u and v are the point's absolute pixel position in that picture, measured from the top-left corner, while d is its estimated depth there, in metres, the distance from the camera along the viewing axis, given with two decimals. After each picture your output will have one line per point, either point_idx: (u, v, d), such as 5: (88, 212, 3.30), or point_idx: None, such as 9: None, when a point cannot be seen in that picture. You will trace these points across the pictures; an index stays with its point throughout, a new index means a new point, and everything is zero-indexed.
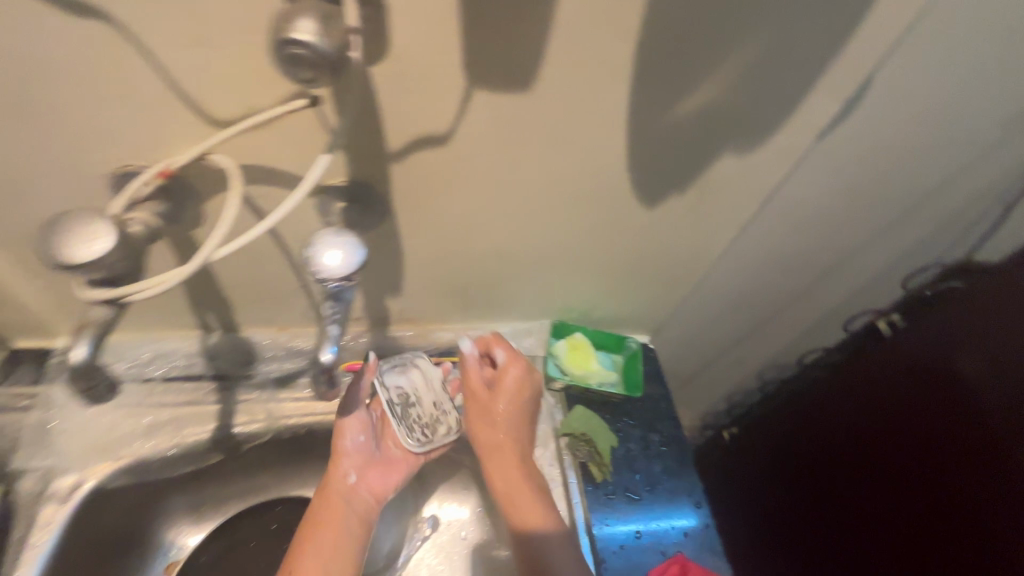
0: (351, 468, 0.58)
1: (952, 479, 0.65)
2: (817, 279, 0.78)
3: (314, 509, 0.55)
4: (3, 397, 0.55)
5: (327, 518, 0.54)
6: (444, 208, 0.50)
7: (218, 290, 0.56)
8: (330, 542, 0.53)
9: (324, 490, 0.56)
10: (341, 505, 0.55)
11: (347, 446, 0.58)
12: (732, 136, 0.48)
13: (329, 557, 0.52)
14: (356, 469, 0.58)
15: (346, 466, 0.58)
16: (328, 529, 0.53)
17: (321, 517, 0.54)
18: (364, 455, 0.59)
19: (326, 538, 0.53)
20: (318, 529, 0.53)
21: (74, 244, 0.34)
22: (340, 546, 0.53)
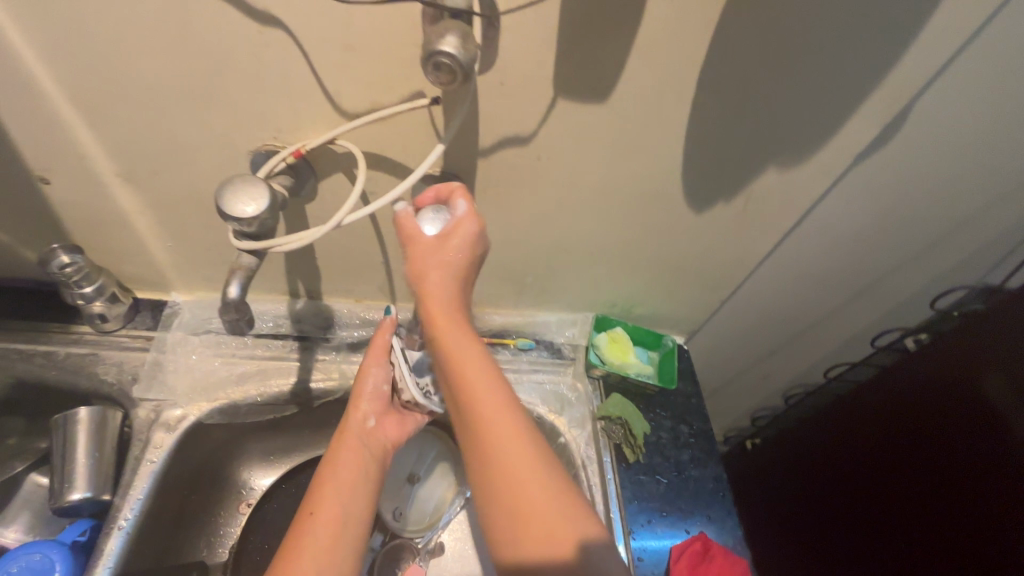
0: (368, 414, 0.59)
1: (970, 504, 0.68)
2: (848, 297, 0.82)
3: (332, 451, 0.55)
4: (126, 337, 0.65)
5: (345, 458, 0.54)
6: (516, 200, 0.57)
7: (312, 260, 0.64)
8: (348, 482, 0.53)
9: (344, 433, 0.57)
10: (356, 448, 0.56)
11: (367, 391, 0.60)
12: (776, 152, 0.55)
13: (345, 498, 0.52)
14: (374, 415, 0.59)
15: (363, 411, 0.59)
16: (347, 470, 0.54)
17: (339, 457, 0.54)
18: (382, 402, 0.60)
19: (343, 478, 0.53)
20: (336, 470, 0.53)
21: (241, 202, 0.42)
22: (358, 487, 0.53)
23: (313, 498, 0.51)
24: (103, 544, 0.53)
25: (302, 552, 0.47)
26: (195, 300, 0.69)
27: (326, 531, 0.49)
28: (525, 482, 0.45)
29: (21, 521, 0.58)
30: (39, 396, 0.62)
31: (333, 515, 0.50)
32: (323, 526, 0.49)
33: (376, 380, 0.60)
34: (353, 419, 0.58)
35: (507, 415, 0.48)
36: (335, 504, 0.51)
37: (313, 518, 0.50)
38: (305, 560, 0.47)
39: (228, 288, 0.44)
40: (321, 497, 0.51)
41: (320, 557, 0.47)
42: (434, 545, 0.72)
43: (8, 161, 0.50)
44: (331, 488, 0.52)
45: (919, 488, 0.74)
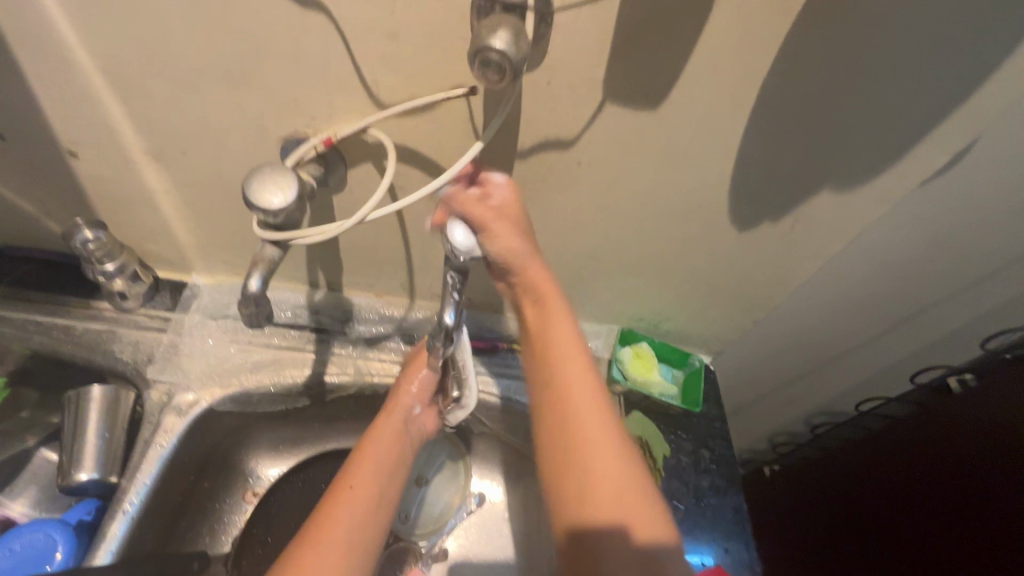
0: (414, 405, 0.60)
1: (993, 553, 0.65)
2: (887, 327, 0.78)
3: (374, 433, 0.57)
4: (144, 316, 0.64)
5: (387, 440, 0.56)
6: (551, 206, 0.55)
7: (335, 252, 0.62)
8: (386, 464, 0.54)
9: (388, 417, 0.58)
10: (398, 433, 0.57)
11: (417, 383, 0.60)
12: (831, 173, 0.51)
13: (381, 479, 0.53)
14: (419, 407, 0.60)
15: (410, 400, 0.60)
16: (387, 453, 0.55)
17: (381, 439, 0.56)
18: (428, 394, 0.61)
19: (383, 461, 0.54)
20: (377, 451, 0.55)
21: (268, 192, 0.40)
22: (394, 470, 0.55)
23: (352, 472, 0.52)
24: (107, 528, 0.52)
25: (337, 519, 0.48)
26: (215, 283, 0.68)
27: (362, 504, 0.50)
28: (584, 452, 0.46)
29: (28, 495, 0.58)
30: (55, 370, 0.61)
31: (369, 492, 0.51)
32: (359, 500, 0.50)
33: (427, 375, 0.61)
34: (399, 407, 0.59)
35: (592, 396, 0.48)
36: (374, 483, 0.52)
37: (351, 491, 0.51)
38: (339, 529, 0.47)
39: (250, 281, 0.42)
40: (361, 471, 0.52)
41: (352, 528, 0.48)
42: (437, 551, 0.70)
43: (38, 133, 0.49)
44: (371, 467, 0.53)
45: (942, 532, 0.71)
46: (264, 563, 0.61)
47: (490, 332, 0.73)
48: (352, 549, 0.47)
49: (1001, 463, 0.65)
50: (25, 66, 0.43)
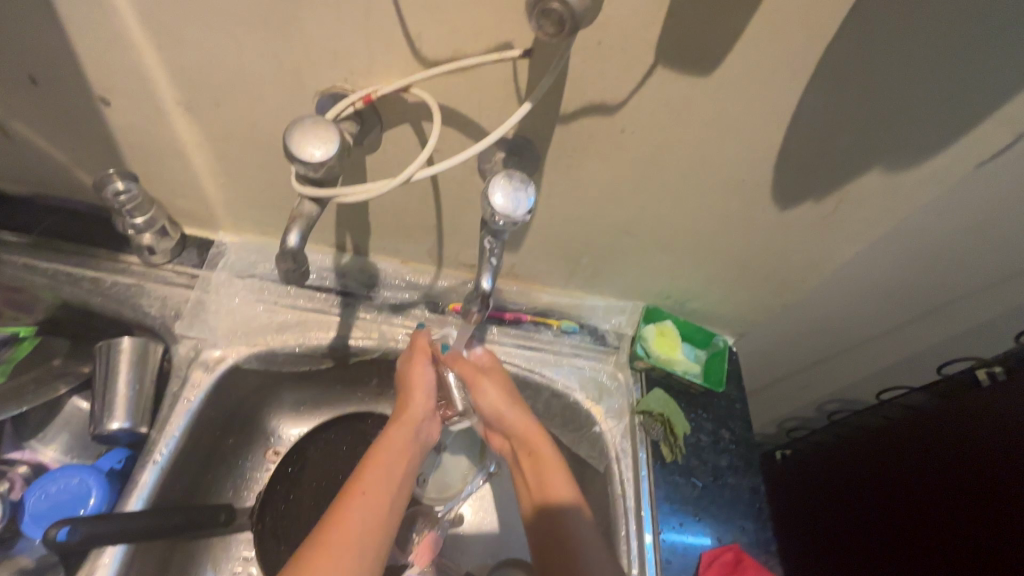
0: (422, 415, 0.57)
1: (1005, 535, 0.64)
2: (916, 315, 0.77)
3: (385, 437, 0.53)
4: (171, 272, 0.64)
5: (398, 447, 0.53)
6: (588, 175, 0.54)
7: (363, 216, 0.61)
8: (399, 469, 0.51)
9: (398, 425, 0.55)
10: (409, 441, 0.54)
11: (421, 391, 0.58)
12: (882, 151, 0.50)
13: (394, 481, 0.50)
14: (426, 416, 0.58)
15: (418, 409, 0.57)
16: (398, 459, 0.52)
17: (391, 445, 0.52)
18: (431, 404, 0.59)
19: (397, 467, 0.51)
20: (389, 455, 0.51)
21: (309, 145, 0.39)
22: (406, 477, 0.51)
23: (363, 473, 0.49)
24: (138, 477, 0.53)
25: (351, 520, 0.45)
26: (242, 243, 0.67)
27: (373, 511, 0.47)
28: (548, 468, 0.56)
29: (59, 442, 0.59)
30: (84, 321, 0.62)
31: (381, 493, 0.48)
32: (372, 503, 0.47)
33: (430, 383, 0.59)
34: (408, 416, 0.56)
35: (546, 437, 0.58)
36: (385, 489, 0.48)
37: (364, 495, 0.47)
38: (355, 532, 0.44)
39: (287, 236, 0.42)
40: (375, 474, 0.49)
41: (366, 535, 0.45)
42: (453, 515, 0.71)
43: (71, 78, 0.48)
44: (383, 472, 0.50)
45: (957, 519, 0.70)
46: (286, 519, 0.63)
47: (514, 304, 0.73)
48: (365, 550, 0.44)
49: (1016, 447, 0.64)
50: (60, 6, 0.42)
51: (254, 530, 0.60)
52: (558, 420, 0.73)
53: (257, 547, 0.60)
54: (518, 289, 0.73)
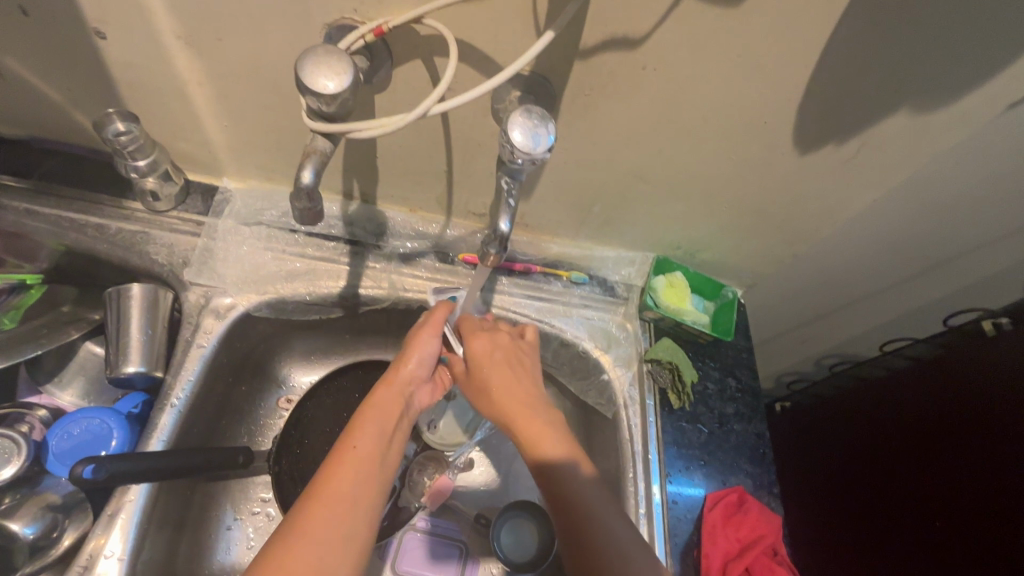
0: (416, 377, 0.56)
1: (1004, 469, 0.67)
2: (927, 267, 0.77)
3: (377, 396, 0.52)
4: (176, 219, 0.63)
5: (389, 405, 0.52)
6: (607, 118, 0.52)
7: (371, 161, 0.59)
8: (391, 429, 0.50)
9: (391, 384, 0.53)
10: (403, 403, 0.53)
11: (420, 354, 0.56)
12: (912, 92, 0.48)
13: (387, 443, 0.49)
14: (420, 378, 0.56)
15: (413, 371, 0.55)
16: (389, 420, 0.51)
17: (382, 406, 0.51)
18: (427, 369, 0.57)
19: (388, 427, 0.50)
20: (381, 415, 0.50)
21: (322, 77, 0.37)
22: (398, 438, 0.50)
23: (355, 432, 0.48)
24: (157, 419, 0.54)
25: (343, 478, 0.45)
26: (246, 189, 0.66)
27: (367, 465, 0.46)
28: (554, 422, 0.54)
29: (76, 387, 0.59)
30: (91, 268, 0.61)
31: (374, 455, 0.47)
32: (366, 459, 0.46)
33: (431, 348, 0.56)
34: (402, 376, 0.54)
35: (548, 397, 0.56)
36: (379, 444, 0.48)
37: (356, 450, 0.47)
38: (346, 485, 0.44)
39: (301, 173, 0.40)
40: (367, 432, 0.48)
41: (359, 488, 0.45)
42: (463, 462, 0.73)
43: (62, 8, 0.45)
44: (376, 427, 0.49)
45: (958, 464, 0.73)
46: (301, 462, 0.64)
47: (524, 255, 0.72)
48: (359, 509, 0.44)
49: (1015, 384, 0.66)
50: None
51: (271, 472, 0.62)
52: (566, 369, 0.74)
53: (274, 487, 0.61)
54: (527, 239, 0.72)
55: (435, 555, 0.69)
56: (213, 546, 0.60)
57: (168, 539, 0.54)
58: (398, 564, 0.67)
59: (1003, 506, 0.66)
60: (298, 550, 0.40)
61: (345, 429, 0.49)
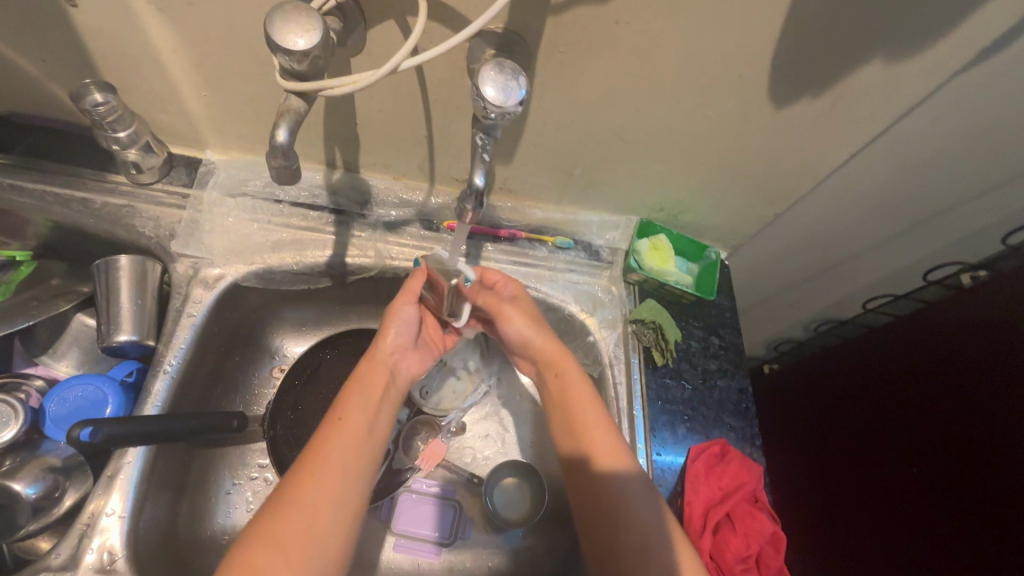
0: (398, 346, 0.58)
1: (990, 417, 0.68)
2: (908, 225, 0.78)
3: (362, 372, 0.54)
4: (162, 192, 0.64)
5: (371, 376, 0.54)
6: (583, 75, 0.52)
7: (351, 129, 0.60)
8: (375, 401, 0.52)
9: (375, 358, 0.56)
10: (387, 376, 0.55)
11: (398, 324, 0.57)
12: (882, 42, 0.49)
13: (371, 415, 0.51)
14: (402, 348, 0.58)
15: (393, 344, 0.57)
16: (375, 392, 0.53)
17: (366, 379, 0.53)
18: (406, 342, 0.59)
19: (372, 402, 0.52)
20: (363, 388, 0.52)
21: (292, 33, 0.37)
22: (383, 410, 0.53)
23: (342, 406, 0.50)
24: (151, 385, 0.55)
25: (329, 452, 0.47)
26: (230, 160, 0.66)
27: (353, 437, 0.48)
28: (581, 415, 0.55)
29: (71, 358, 0.61)
30: (79, 242, 0.62)
31: (359, 427, 0.49)
32: (349, 432, 0.48)
33: (409, 315, 0.58)
34: (383, 349, 0.56)
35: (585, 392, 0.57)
36: (362, 415, 0.50)
37: (341, 423, 0.49)
38: (330, 456, 0.46)
39: (276, 132, 0.41)
40: (351, 408, 0.50)
41: (343, 459, 0.47)
42: (456, 426, 0.75)
43: None
44: (359, 399, 0.51)
45: (933, 423, 0.75)
46: (296, 427, 0.66)
47: (508, 221, 0.73)
48: (343, 480, 0.46)
49: (996, 338, 0.68)
50: None
51: (267, 436, 0.64)
52: (553, 333, 0.75)
53: (271, 451, 0.63)
54: (512, 206, 0.73)
55: (428, 515, 0.70)
56: (213, 508, 0.62)
57: (169, 501, 0.56)
58: (395, 523, 0.69)
59: (988, 451, 0.67)
60: (288, 520, 0.42)
61: (331, 404, 0.51)
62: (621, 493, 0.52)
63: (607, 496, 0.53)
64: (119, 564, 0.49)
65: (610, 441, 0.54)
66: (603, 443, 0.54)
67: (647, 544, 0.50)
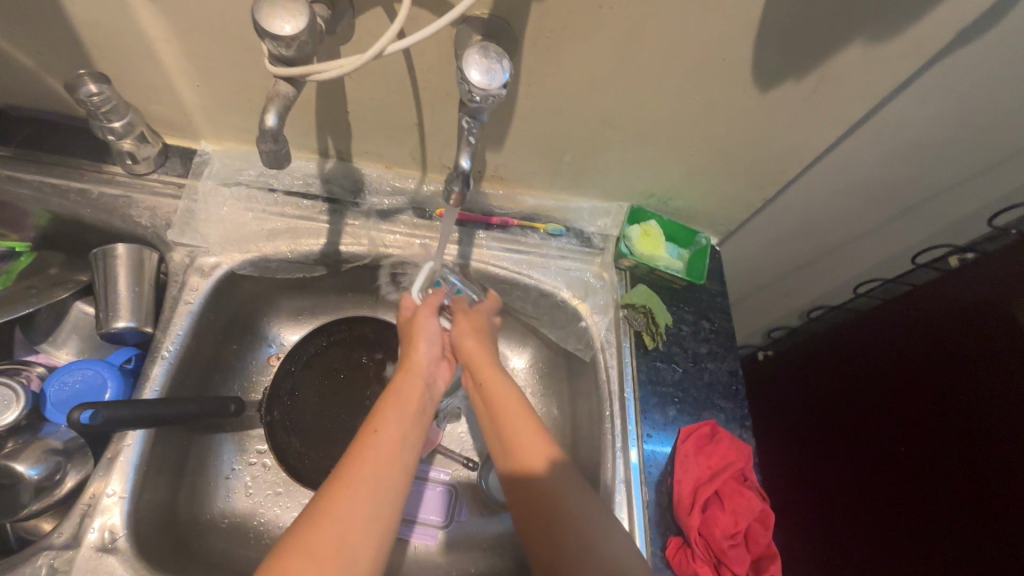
0: (429, 360, 0.61)
1: (975, 395, 0.69)
2: (898, 210, 0.78)
3: (396, 387, 0.55)
4: (157, 182, 0.65)
5: (407, 392, 0.55)
6: (569, 60, 0.53)
7: (342, 118, 0.60)
8: (408, 414, 0.53)
9: (409, 375, 0.57)
10: (420, 391, 0.56)
11: (427, 336, 0.62)
12: (864, 23, 0.49)
13: (407, 427, 0.51)
14: (432, 360, 0.61)
15: (424, 358, 0.60)
16: (409, 406, 0.54)
17: (401, 395, 0.54)
18: (435, 351, 0.62)
19: (405, 415, 0.52)
20: (399, 404, 0.53)
21: (279, 19, 0.38)
22: (417, 424, 0.53)
23: (377, 420, 0.51)
24: (149, 370, 0.57)
25: (366, 460, 0.46)
26: (224, 151, 0.67)
27: (388, 448, 0.48)
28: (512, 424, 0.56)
29: (71, 345, 0.62)
30: (77, 231, 0.63)
31: (394, 439, 0.49)
32: (384, 443, 0.48)
33: (432, 330, 0.63)
34: (418, 364, 0.59)
35: (518, 404, 0.57)
36: (397, 428, 0.50)
37: (376, 435, 0.49)
38: (366, 466, 0.46)
39: (265, 116, 0.42)
40: (387, 420, 0.51)
41: (381, 468, 0.46)
42: (451, 411, 0.76)
43: None
44: (395, 414, 0.52)
45: (922, 412, 0.76)
46: (293, 413, 0.67)
47: (500, 208, 0.74)
48: (379, 490, 0.45)
49: (982, 317, 0.69)
50: None
51: (265, 421, 0.66)
52: (546, 319, 0.76)
53: (269, 436, 0.65)
54: (503, 193, 0.73)
55: (428, 499, 0.71)
56: (213, 492, 0.63)
57: (168, 485, 0.57)
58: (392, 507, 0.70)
59: (977, 431, 0.68)
60: (324, 528, 0.41)
61: (367, 417, 0.51)
62: (558, 501, 0.52)
63: (547, 503, 0.52)
64: (121, 543, 0.50)
65: (538, 447, 0.54)
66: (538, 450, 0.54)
67: (590, 538, 0.50)
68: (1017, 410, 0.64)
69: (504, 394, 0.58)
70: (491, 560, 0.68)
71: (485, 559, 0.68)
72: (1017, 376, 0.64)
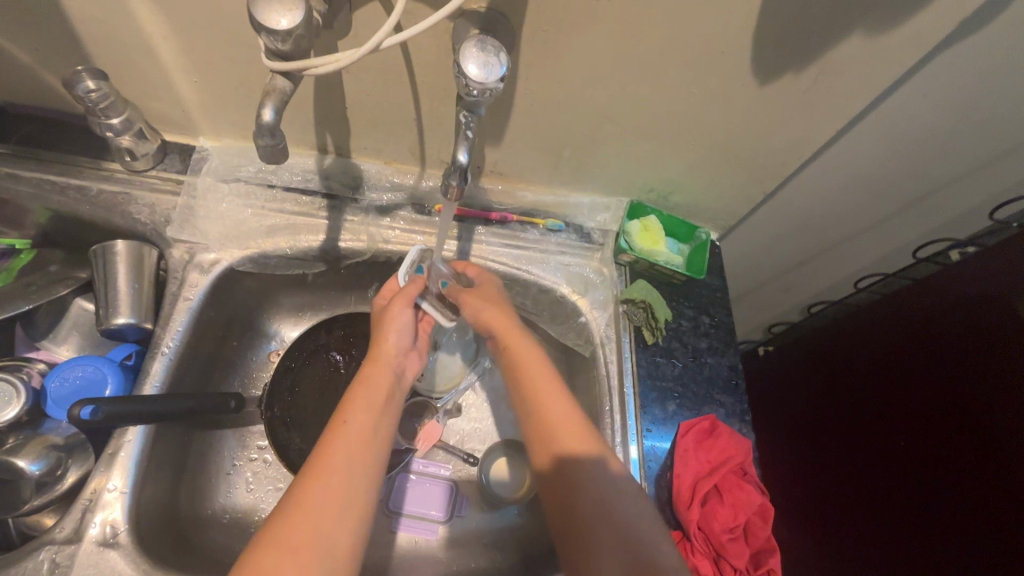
0: (399, 350, 0.59)
1: (974, 389, 0.69)
2: (899, 204, 0.78)
3: (364, 378, 0.54)
4: (156, 179, 0.65)
5: (376, 381, 0.54)
6: (567, 54, 0.52)
7: (341, 114, 0.60)
8: (379, 402, 0.52)
9: (378, 362, 0.56)
10: (390, 379, 0.55)
11: (397, 326, 0.59)
12: (864, 15, 0.49)
13: (377, 416, 0.51)
14: (403, 349, 0.59)
15: (395, 346, 0.58)
16: (379, 394, 0.53)
17: (370, 384, 0.54)
18: (405, 340, 0.60)
19: (375, 404, 0.52)
20: (369, 392, 0.53)
21: (274, 13, 0.38)
22: (388, 412, 0.53)
23: (346, 409, 0.50)
24: (149, 367, 0.57)
25: (333, 456, 0.46)
26: (223, 147, 0.67)
27: (358, 440, 0.48)
28: (552, 408, 0.55)
29: (72, 342, 0.62)
30: (77, 228, 0.63)
31: (364, 430, 0.49)
32: (354, 435, 0.48)
33: (405, 321, 0.59)
34: (387, 352, 0.57)
35: (556, 387, 0.57)
36: (368, 418, 0.50)
37: (346, 427, 0.49)
38: (336, 459, 0.46)
39: (262, 111, 0.42)
40: (354, 411, 0.50)
41: (350, 460, 0.46)
42: (451, 407, 0.76)
43: None
44: (365, 403, 0.51)
45: (924, 407, 0.75)
46: (293, 408, 0.68)
47: (499, 204, 0.74)
48: (350, 482, 0.45)
49: (985, 312, 0.69)
50: None
51: (265, 417, 0.65)
52: (546, 314, 0.76)
53: (269, 433, 0.65)
54: (503, 188, 0.73)
55: (422, 493, 0.71)
56: (214, 487, 0.63)
57: (169, 481, 0.57)
58: (389, 501, 0.70)
59: (978, 425, 0.68)
60: (295, 526, 0.41)
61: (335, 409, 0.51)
62: (607, 488, 0.51)
63: (594, 489, 0.51)
64: (122, 537, 0.50)
65: (584, 434, 0.54)
66: (581, 437, 0.53)
67: (635, 525, 0.50)
68: (1016, 405, 0.64)
69: (542, 378, 0.57)
70: (491, 554, 0.68)
71: (485, 554, 0.68)
72: (1017, 371, 0.64)
